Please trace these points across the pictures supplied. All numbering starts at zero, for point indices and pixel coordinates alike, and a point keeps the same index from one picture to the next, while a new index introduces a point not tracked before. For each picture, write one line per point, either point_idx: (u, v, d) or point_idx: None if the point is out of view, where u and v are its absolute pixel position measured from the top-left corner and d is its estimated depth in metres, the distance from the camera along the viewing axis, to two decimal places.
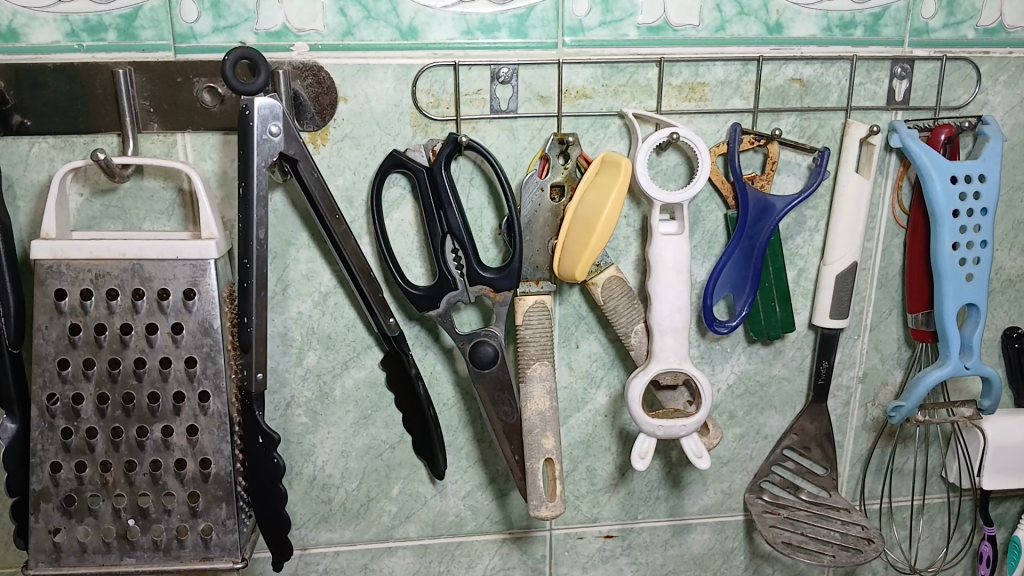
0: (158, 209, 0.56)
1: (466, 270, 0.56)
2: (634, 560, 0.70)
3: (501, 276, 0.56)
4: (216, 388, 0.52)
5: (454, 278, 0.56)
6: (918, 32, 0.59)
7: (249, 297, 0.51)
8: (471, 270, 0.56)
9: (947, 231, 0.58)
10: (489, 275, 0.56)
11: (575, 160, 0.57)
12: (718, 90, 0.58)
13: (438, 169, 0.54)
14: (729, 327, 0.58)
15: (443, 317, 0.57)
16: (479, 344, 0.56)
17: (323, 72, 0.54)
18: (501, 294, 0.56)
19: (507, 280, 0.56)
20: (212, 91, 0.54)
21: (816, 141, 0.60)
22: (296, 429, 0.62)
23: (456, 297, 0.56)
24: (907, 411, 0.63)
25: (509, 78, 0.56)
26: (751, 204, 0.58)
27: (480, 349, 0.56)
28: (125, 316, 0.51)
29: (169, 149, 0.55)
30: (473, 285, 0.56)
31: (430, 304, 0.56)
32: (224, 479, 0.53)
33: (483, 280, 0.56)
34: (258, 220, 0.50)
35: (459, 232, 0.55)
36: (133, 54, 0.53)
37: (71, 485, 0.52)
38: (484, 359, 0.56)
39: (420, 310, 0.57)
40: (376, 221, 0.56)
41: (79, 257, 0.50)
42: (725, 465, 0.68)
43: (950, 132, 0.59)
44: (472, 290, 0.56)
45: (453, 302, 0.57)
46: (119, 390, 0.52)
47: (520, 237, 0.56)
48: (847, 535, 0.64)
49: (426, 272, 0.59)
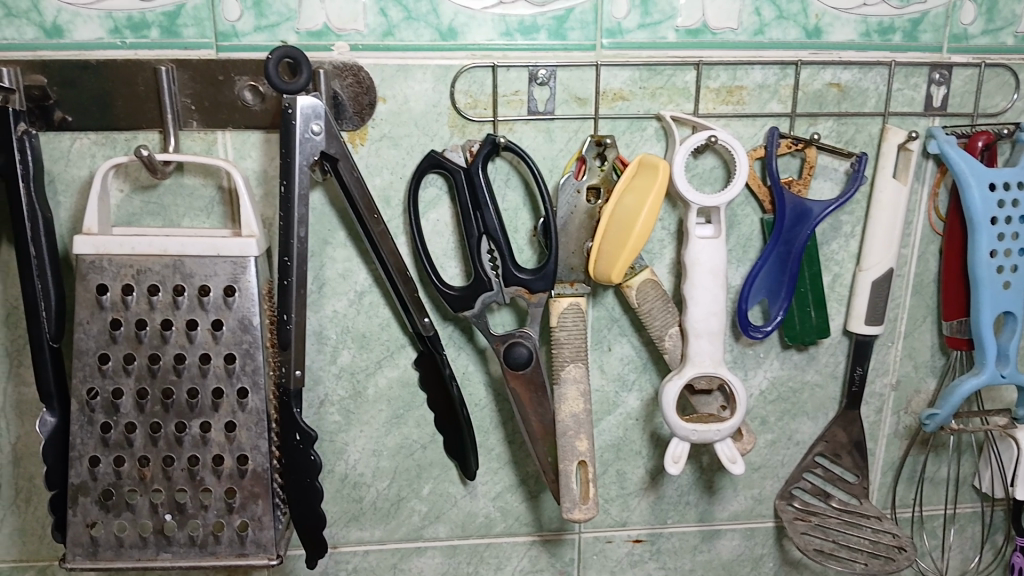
0: (197, 207, 0.56)
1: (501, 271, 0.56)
2: (662, 565, 0.69)
3: (536, 277, 0.56)
4: (255, 384, 0.52)
5: (488, 278, 0.56)
6: (957, 38, 0.59)
7: (289, 295, 0.52)
8: (507, 271, 0.56)
9: (985, 237, 0.58)
10: (524, 276, 0.56)
11: (612, 163, 0.57)
12: (756, 94, 0.58)
13: (475, 170, 0.55)
14: (763, 331, 0.59)
15: (477, 318, 0.57)
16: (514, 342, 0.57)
17: (363, 72, 0.54)
18: (536, 296, 0.56)
19: (543, 282, 0.56)
20: (254, 89, 0.54)
21: (853, 145, 0.60)
22: (328, 427, 0.62)
23: (490, 298, 0.56)
24: (942, 419, 0.62)
25: (547, 80, 0.56)
26: (789, 209, 0.58)
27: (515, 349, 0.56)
28: (166, 312, 0.52)
29: (209, 147, 0.55)
30: (508, 286, 0.56)
31: (465, 304, 0.56)
32: (260, 476, 0.53)
33: (519, 281, 0.56)
34: (299, 218, 0.51)
35: (495, 233, 0.55)
36: (176, 51, 0.53)
37: (108, 480, 0.53)
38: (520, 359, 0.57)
39: (454, 309, 0.57)
40: (412, 220, 0.55)
41: (122, 253, 0.51)
42: (756, 471, 0.68)
43: (987, 138, 0.59)
44: (507, 291, 0.56)
45: (487, 303, 0.56)
46: (158, 386, 0.52)
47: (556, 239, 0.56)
48: (878, 543, 0.64)
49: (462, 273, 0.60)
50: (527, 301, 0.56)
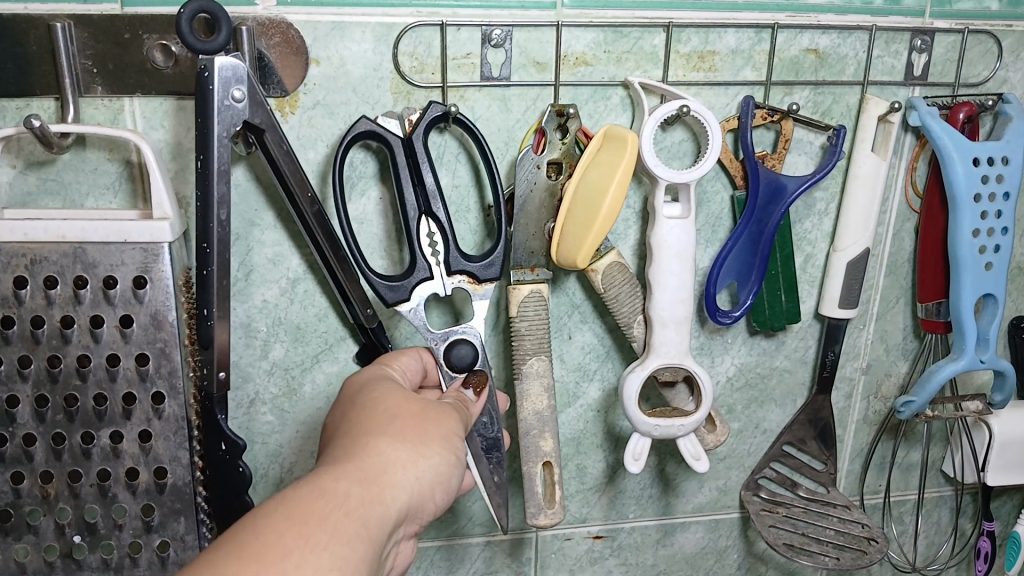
0: (102, 184, 0.49)
1: (444, 256, 0.49)
2: (623, 561, 0.66)
3: (485, 264, 0.49)
4: (172, 388, 0.46)
5: (428, 266, 0.49)
6: (939, 2, 0.55)
7: (208, 287, 0.45)
8: (451, 257, 0.49)
9: (968, 216, 0.55)
10: (472, 262, 0.49)
11: (574, 135, 0.51)
12: (729, 60, 0.53)
13: (414, 139, 0.48)
14: (732, 318, 0.54)
15: (415, 312, 0.49)
16: (460, 348, 0.49)
17: (292, 30, 0.48)
18: (483, 287, 0.50)
19: (491, 269, 0.50)
20: (165, 49, 0.47)
21: (830, 117, 0.56)
22: (261, 428, 0.56)
23: (429, 288, 0.49)
24: (917, 407, 0.59)
25: (502, 41, 0.50)
26: (762, 185, 0.54)
27: (458, 354, 0.49)
28: (66, 307, 0.45)
29: (115, 116, 0.48)
30: (452, 274, 0.49)
31: (399, 296, 0.49)
32: (181, 491, 0.47)
33: (465, 268, 0.49)
34: (219, 198, 0.44)
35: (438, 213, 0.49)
36: (74, 5, 0.46)
37: (6, 499, 0.46)
38: (455, 368, 0.49)
39: (386, 304, 0.49)
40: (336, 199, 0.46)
41: (11, 240, 0.44)
42: (722, 461, 0.64)
43: (970, 110, 0.55)
44: (450, 280, 0.50)
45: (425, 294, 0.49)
46: (60, 392, 0.45)
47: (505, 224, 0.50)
48: (846, 534, 0.61)
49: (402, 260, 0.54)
50: (472, 290, 0.50)
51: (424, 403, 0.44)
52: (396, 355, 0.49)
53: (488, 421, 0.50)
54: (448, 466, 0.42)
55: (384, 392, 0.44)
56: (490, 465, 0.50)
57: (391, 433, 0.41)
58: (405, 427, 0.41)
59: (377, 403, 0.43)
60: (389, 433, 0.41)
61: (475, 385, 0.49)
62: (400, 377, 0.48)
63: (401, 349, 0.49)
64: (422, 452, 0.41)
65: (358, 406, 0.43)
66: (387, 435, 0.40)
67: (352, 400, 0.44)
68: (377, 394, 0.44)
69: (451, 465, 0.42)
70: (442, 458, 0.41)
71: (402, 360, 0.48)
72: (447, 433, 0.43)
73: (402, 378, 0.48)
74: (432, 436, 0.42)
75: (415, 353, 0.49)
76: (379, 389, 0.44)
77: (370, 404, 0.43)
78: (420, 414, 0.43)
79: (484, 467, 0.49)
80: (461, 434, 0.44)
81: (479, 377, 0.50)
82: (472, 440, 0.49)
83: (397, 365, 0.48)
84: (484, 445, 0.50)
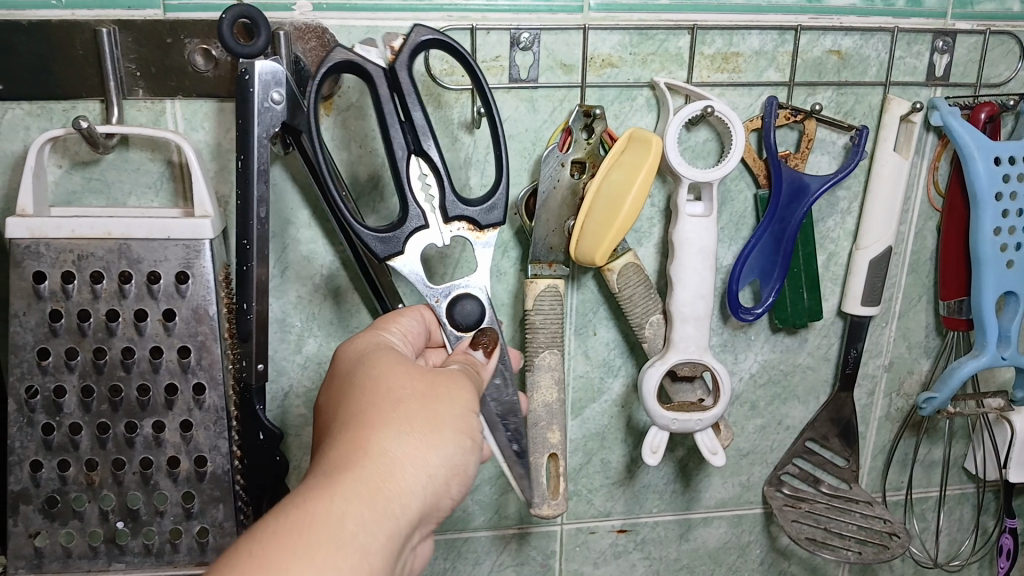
0: (144, 183, 0.51)
1: (439, 202, 0.45)
2: (647, 555, 0.67)
3: (486, 209, 0.46)
4: (212, 380, 0.48)
5: (423, 213, 0.45)
6: (962, 3, 0.56)
7: (248, 282, 0.47)
8: (447, 203, 0.45)
9: (989, 215, 0.55)
10: (471, 208, 0.46)
11: (599, 135, 0.52)
12: (753, 61, 0.54)
13: (398, 68, 0.43)
14: (754, 314, 0.55)
15: (411, 269, 0.46)
16: (465, 303, 0.46)
17: (327, 34, 0.49)
18: (484, 233, 0.46)
19: (493, 214, 0.46)
20: (206, 53, 0.49)
21: (853, 117, 0.57)
22: (294, 421, 0.58)
23: (425, 238, 0.46)
24: (939, 403, 0.60)
25: (530, 44, 0.52)
26: (786, 183, 0.54)
27: (461, 309, 0.46)
28: (111, 302, 0.47)
29: (157, 118, 0.50)
30: (450, 221, 0.46)
31: (392, 250, 0.45)
32: (219, 478, 0.49)
33: (463, 214, 0.46)
34: (259, 197, 0.46)
35: (430, 153, 0.45)
36: (118, 11, 0.48)
37: (53, 486, 0.48)
38: (459, 325, 0.47)
39: (378, 258, 0.45)
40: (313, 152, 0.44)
41: (59, 237, 0.46)
42: (745, 457, 0.65)
43: (991, 110, 0.56)
44: (448, 228, 0.46)
45: (418, 243, 0.46)
46: (105, 382, 0.47)
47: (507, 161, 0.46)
48: (868, 528, 0.62)
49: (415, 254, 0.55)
50: (472, 238, 0.46)
51: (432, 380, 0.41)
52: (393, 316, 0.47)
53: (501, 384, 0.47)
54: (462, 452, 0.39)
55: (389, 371, 0.41)
56: (507, 431, 0.47)
57: (395, 422, 0.38)
58: (411, 416, 0.38)
59: (381, 386, 0.40)
60: (393, 423, 0.38)
61: (484, 347, 0.47)
62: (398, 340, 0.46)
63: (400, 309, 0.47)
64: (430, 443, 0.38)
65: (361, 390, 0.40)
66: (392, 424, 0.38)
67: (354, 380, 0.41)
68: (382, 373, 0.41)
69: (465, 451, 0.39)
70: (454, 445, 0.39)
71: (400, 322, 0.46)
72: (460, 413, 0.40)
73: (399, 342, 0.46)
74: (442, 420, 0.39)
75: (414, 314, 0.47)
76: (383, 366, 0.41)
77: (372, 386, 0.40)
78: (428, 397, 0.40)
79: (501, 433, 0.47)
80: (475, 409, 0.41)
81: (489, 337, 0.47)
82: (486, 406, 0.47)
83: (394, 327, 0.46)
84: (499, 412, 0.47)
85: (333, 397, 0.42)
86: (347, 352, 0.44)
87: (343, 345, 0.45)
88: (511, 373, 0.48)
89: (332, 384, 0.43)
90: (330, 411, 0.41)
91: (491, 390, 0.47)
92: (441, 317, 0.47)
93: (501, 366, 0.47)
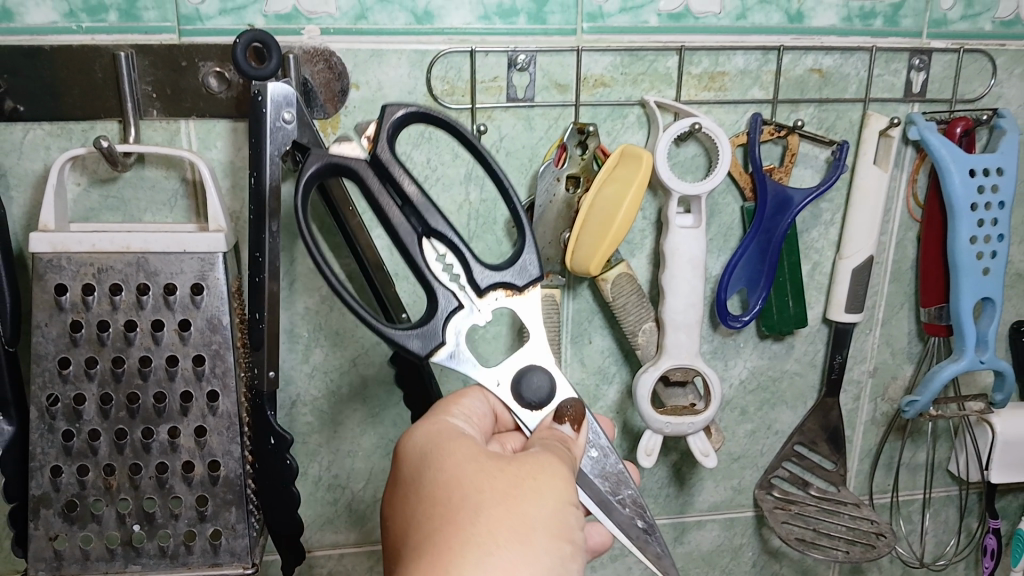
0: (159, 200, 0.53)
1: (467, 278, 0.43)
2: (643, 558, 0.69)
3: (514, 270, 0.44)
4: (225, 386, 0.50)
5: (452, 294, 0.43)
6: (937, 23, 0.58)
7: (260, 293, 0.49)
8: (476, 279, 0.43)
9: (965, 225, 0.58)
10: (504, 273, 0.43)
11: (593, 152, 0.55)
12: (738, 80, 0.57)
13: (379, 151, 0.42)
14: (742, 322, 0.58)
15: (455, 356, 0.44)
16: (529, 377, 0.45)
17: (335, 57, 0.52)
18: (524, 293, 0.44)
19: (523, 273, 0.44)
20: (220, 76, 0.51)
21: (834, 133, 0.60)
22: (301, 428, 0.60)
23: (463, 319, 0.43)
24: (921, 406, 0.63)
25: (527, 65, 0.54)
26: (771, 196, 0.57)
27: (529, 385, 0.45)
28: (129, 312, 0.49)
29: (172, 137, 0.52)
30: (484, 293, 0.43)
31: (433, 345, 0.43)
32: (232, 482, 0.51)
33: (496, 281, 0.43)
34: (270, 211, 0.48)
35: (443, 233, 0.42)
36: (135, 36, 0.50)
37: (72, 490, 0.50)
38: (532, 403, 0.45)
39: (420, 357, 0.43)
40: (320, 271, 0.40)
41: (80, 251, 0.48)
42: (736, 461, 0.67)
43: (966, 125, 0.59)
44: (485, 300, 0.44)
45: (455, 325, 0.43)
46: (123, 390, 0.49)
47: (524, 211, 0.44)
48: (856, 530, 0.63)
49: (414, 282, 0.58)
50: (513, 303, 0.44)
51: (514, 476, 0.40)
52: (456, 400, 0.47)
53: (601, 456, 0.46)
54: (555, 555, 0.38)
55: (464, 472, 0.40)
56: (625, 509, 0.44)
57: (478, 538, 0.37)
58: (495, 526, 0.38)
59: (457, 491, 0.40)
60: (477, 538, 0.37)
61: (571, 419, 0.44)
62: (464, 423, 0.46)
63: (463, 390, 0.47)
64: (519, 554, 0.37)
65: (437, 497, 0.40)
66: (475, 539, 0.37)
67: (426, 483, 0.41)
68: (456, 474, 0.40)
69: (561, 555, 0.38)
70: (546, 552, 0.38)
71: (463, 404, 0.47)
72: (549, 508, 0.39)
73: (465, 423, 0.45)
74: (531, 523, 0.38)
75: (476, 394, 0.47)
76: (457, 464, 0.41)
77: (449, 492, 0.40)
78: (512, 499, 0.39)
79: (618, 514, 0.44)
80: (567, 505, 0.40)
81: (572, 409, 0.44)
82: (591, 486, 0.45)
83: (458, 409, 0.46)
84: (609, 487, 0.45)
85: (404, 493, 0.42)
86: (412, 445, 0.44)
87: (411, 439, 0.44)
88: (608, 442, 0.46)
89: (401, 478, 0.43)
90: (406, 512, 0.41)
91: (590, 465, 0.46)
92: (510, 398, 0.45)
93: (592, 437, 0.46)
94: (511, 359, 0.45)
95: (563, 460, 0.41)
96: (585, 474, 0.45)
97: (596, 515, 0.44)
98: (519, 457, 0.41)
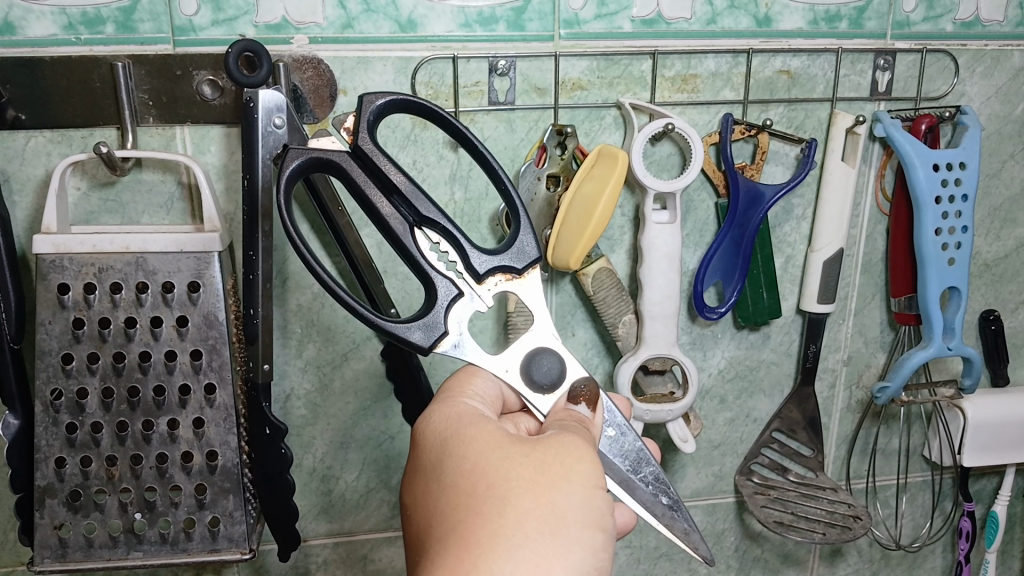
0: (156, 203, 0.56)
1: (464, 265, 0.45)
2: (628, 544, 0.71)
3: (511, 252, 0.45)
4: (222, 379, 0.52)
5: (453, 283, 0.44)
6: (900, 25, 0.61)
7: (254, 289, 0.51)
8: (473, 265, 0.45)
9: (930, 217, 0.60)
10: (501, 257, 0.45)
11: (572, 152, 0.58)
12: (710, 82, 0.60)
13: (362, 143, 0.43)
14: (718, 313, 0.60)
15: (459, 346, 0.45)
16: (540, 359, 0.46)
17: (322, 65, 0.54)
18: (524, 275, 0.46)
19: (520, 256, 0.45)
20: (213, 83, 0.54)
21: (804, 131, 0.62)
22: (295, 421, 0.62)
23: (464, 307, 0.45)
24: (892, 392, 0.65)
25: (507, 70, 0.57)
26: (743, 192, 0.59)
27: (540, 367, 0.46)
28: (129, 310, 0.51)
29: (168, 142, 0.55)
30: (484, 279, 0.45)
31: (436, 336, 0.44)
32: (229, 470, 0.53)
33: (495, 266, 0.45)
34: (263, 211, 0.50)
35: (436, 220, 0.44)
36: (131, 46, 0.53)
37: (76, 480, 0.52)
38: (543, 386, 0.46)
39: (425, 349, 0.44)
40: (317, 276, 0.41)
41: (82, 251, 0.50)
42: (716, 448, 0.70)
43: (931, 121, 0.61)
44: (484, 286, 0.45)
45: (458, 312, 0.45)
46: (124, 384, 0.52)
47: (516, 192, 0.46)
48: (834, 513, 0.65)
49: (403, 270, 0.60)
50: (513, 287, 0.46)
51: (537, 463, 0.41)
52: (468, 379, 0.48)
53: (619, 434, 0.47)
54: (585, 544, 0.40)
55: (488, 462, 0.42)
56: (648, 488, 0.46)
57: (504, 531, 0.39)
58: (522, 517, 0.40)
59: (482, 482, 0.41)
60: (505, 531, 0.39)
61: (586, 399, 0.46)
62: (478, 402, 0.47)
63: (475, 369, 0.49)
64: (548, 545, 0.39)
65: (462, 488, 0.42)
66: (502, 532, 0.39)
67: (452, 472, 0.43)
68: (480, 464, 0.42)
69: (592, 543, 0.40)
70: (577, 541, 0.40)
71: (475, 385, 0.48)
72: (576, 494, 0.40)
73: (479, 404, 0.47)
74: (560, 511, 0.40)
75: (489, 373, 0.49)
76: (481, 453, 0.43)
77: (475, 482, 0.41)
78: (538, 488, 0.41)
79: (641, 492, 0.46)
80: (599, 493, 0.41)
81: (585, 390, 0.46)
82: (613, 467, 0.46)
83: (471, 391, 0.48)
84: (630, 466, 0.46)
85: (432, 480, 0.44)
86: (435, 430, 0.45)
87: (429, 418, 0.46)
88: (623, 420, 0.47)
89: (427, 465, 0.45)
90: (433, 500, 0.43)
91: (610, 445, 0.47)
92: (520, 382, 0.46)
93: (609, 417, 0.47)
94: (517, 346, 0.46)
95: (583, 439, 0.42)
96: (604, 454, 0.46)
97: (620, 495, 0.46)
98: (541, 439, 0.42)
